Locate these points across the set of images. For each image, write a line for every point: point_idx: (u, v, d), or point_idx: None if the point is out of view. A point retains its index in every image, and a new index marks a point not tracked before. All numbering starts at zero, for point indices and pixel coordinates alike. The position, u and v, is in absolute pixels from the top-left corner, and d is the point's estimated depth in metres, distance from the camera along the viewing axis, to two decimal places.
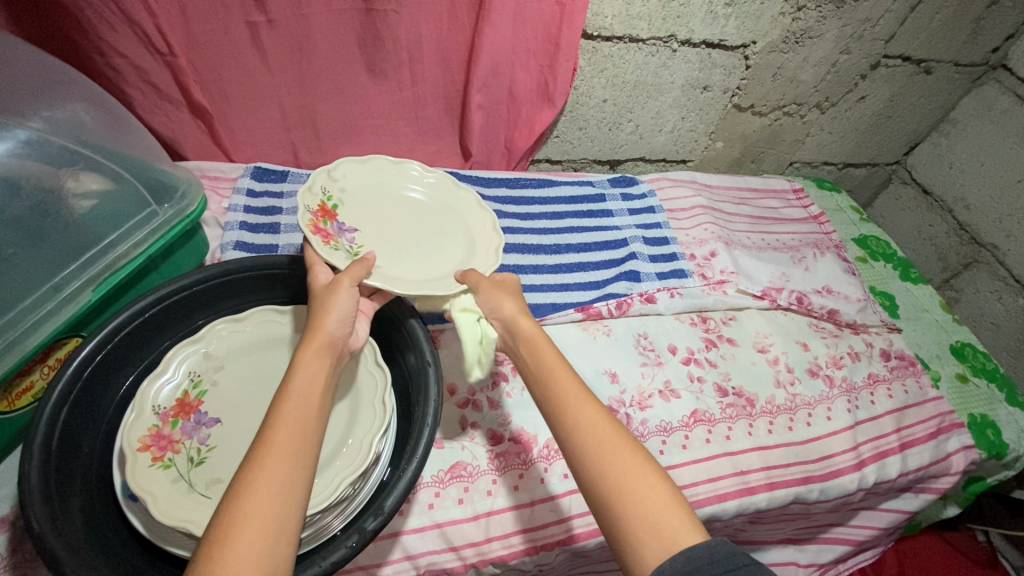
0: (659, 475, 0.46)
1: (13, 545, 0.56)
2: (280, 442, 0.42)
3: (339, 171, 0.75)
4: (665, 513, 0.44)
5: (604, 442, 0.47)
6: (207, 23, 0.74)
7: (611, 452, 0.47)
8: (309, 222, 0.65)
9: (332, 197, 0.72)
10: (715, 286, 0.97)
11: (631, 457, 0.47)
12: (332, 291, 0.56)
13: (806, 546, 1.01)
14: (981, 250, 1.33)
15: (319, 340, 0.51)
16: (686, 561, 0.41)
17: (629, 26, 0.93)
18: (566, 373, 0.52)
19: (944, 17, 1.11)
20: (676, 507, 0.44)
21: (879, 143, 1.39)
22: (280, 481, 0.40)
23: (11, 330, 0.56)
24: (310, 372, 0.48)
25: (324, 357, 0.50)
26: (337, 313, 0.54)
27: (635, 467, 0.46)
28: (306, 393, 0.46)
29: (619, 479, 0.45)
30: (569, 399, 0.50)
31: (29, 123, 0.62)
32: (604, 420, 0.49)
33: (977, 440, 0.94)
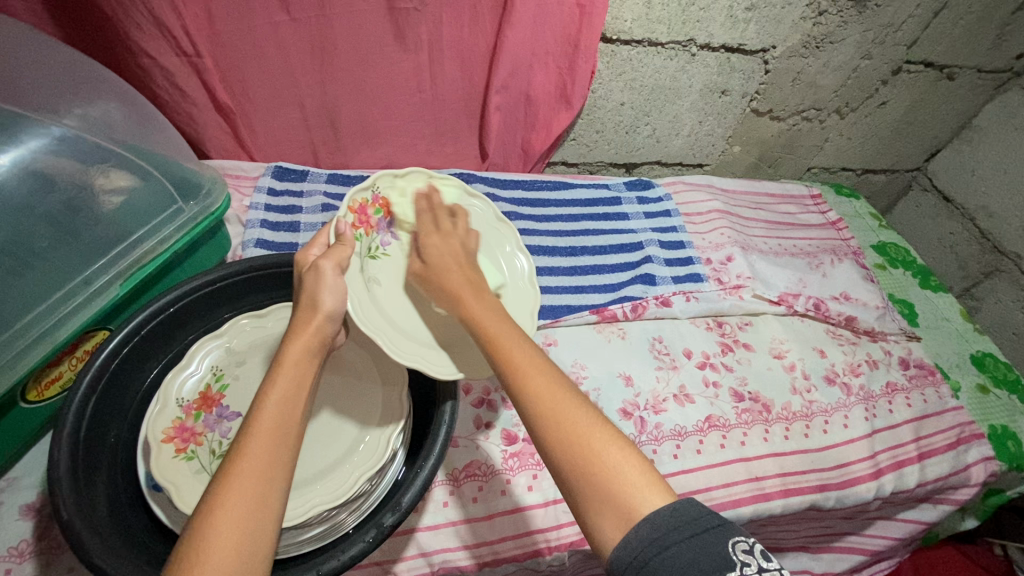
0: (612, 436, 0.46)
1: (40, 530, 0.57)
2: (262, 456, 0.42)
3: (440, 185, 0.72)
4: (618, 477, 0.44)
5: (556, 409, 0.47)
6: (232, 24, 0.76)
7: (565, 418, 0.47)
8: (358, 200, 0.65)
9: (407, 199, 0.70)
10: (731, 291, 0.96)
11: (587, 422, 0.47)
12: (318, 272, 0.55)
13: (821, 555, 1.00)
14: (1003, 259, 1.31)
15: (306, 337, 0.51)
16: (646, 531, 0.41)
17: (648, 29, 0.93)
18: (519, 347, 0.52)
19: (969, 23, 1.10)
20: (632, 467, 0.45)
21: (899, 149, 1.37)
22: (258, 498, 0.40)
23: (43, 321, 0.57)
24: (293, 377, 0.48)
25: (309, 359, 0.50)
26: (327, 295, 0.54)
27: (589, 434, 0.46)
28: (288, 399, 0.46)
29: (572, 447, 0.46)
30: (522, 373, 0.50)
31: (63, 119, 0.64)
32: (557, 392, 0.49)
33: (997, 452, 0.92)
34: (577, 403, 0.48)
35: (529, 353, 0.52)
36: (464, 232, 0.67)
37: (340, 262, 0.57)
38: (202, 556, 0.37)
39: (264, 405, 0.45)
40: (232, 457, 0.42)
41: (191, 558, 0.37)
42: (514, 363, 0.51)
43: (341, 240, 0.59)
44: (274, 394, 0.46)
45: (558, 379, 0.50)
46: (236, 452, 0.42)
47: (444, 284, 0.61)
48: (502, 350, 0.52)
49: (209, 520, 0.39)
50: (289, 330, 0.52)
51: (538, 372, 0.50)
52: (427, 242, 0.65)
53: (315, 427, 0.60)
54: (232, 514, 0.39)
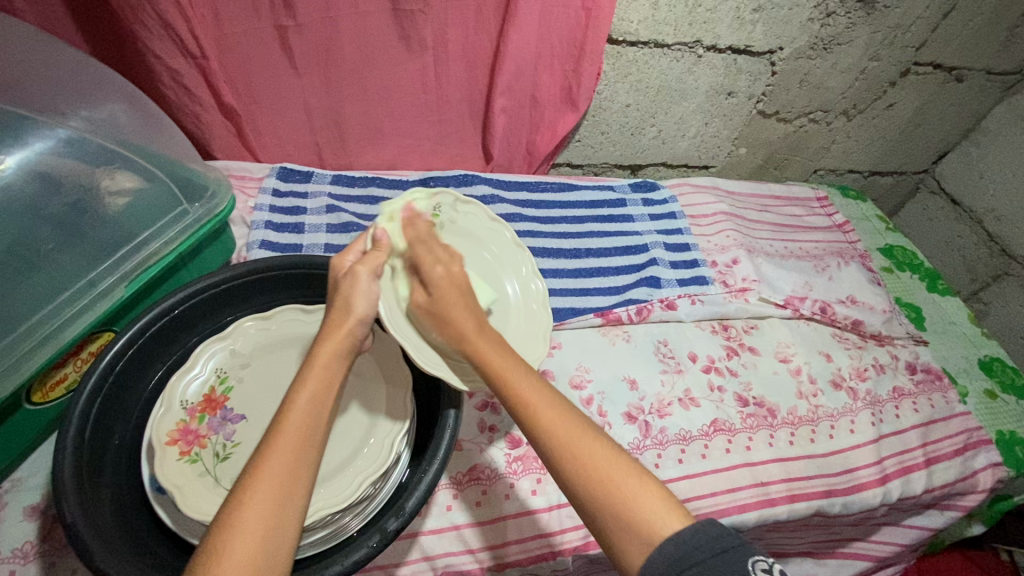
0: (627, 465, 0.46)
1: (44, 532, 0.57)
2: (289, 459, 0.42)
3: (468, 208, 0.68)
4: (638, 503, 0.44)
5: (573, 441, 0.47)
6: (238, 26, 0.76)
7: (581, 450, 0.46)
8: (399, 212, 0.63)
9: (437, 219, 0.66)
10: (737, 293, 0.96)
11: (600, 450, 0.46)
12: (354, 278, 0.54)
13: (825, 560, 1.00)
14: (1011, 263, 1.30)
15: (337, 339, 0.50)
16: (672, 552, 0.42)
17: (655, 31, 0.93)
18: (528, 380, 0.50)
19: (978, 25, 1.09)
20: (650, 493, 0.45)
21: (907, 151, 1.36)
22: (281, 499, 0.40)
23: (49, 323, 0.57)
24: (325, 378, 0.48)
25: (340, 361, 0.49)
26: (359, 300, 0.53)
27: (607, 463, 0.46)
28: (318, 401, 0.46)
29: (592, 477, 0.45)
30: (535, 407, 0.48)
31: (68, 122, 0.65)
32: (570, 421, 0.48)
33: (1005, 458, 0.92)
34: (588, 432, 0.48)
35: (538, 385, 0.50)
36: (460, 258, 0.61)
37: (376, 269, 0.55)
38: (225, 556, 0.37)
39: (296, 406, 0.45)
40: (259, 459, 0.42)
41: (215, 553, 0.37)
42: (527, 397, 0.49)
43: (377, 246, 0.57)
44: (304, 396, 0.45)
45: (562, 406, 0.49)
46: (262, 452, 0.42)
47: (451, 320, 0.56)
48: (511, 385, 0.50)
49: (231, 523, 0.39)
50: (321, 331, 0.51)
51: (550, 404, 0.49)
52: (433, 274, 0.58)
53: None
54: (256, 519, 0.39)
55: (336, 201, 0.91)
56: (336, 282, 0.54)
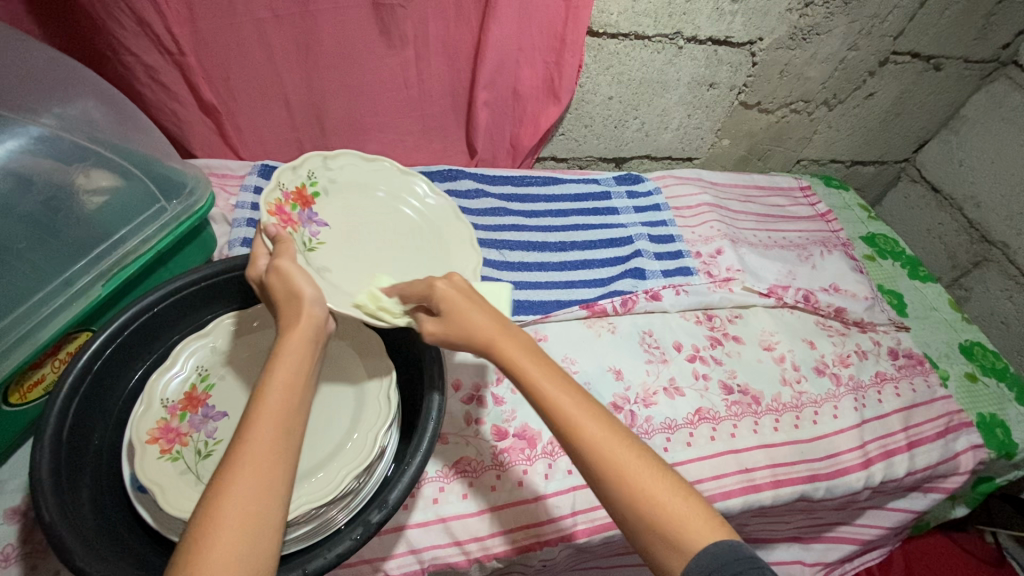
0: (674, 484, 0.45)
1: (25, 535, 0.57)
2: (267, 441, 0.41)
3: (338, 161, 0.72)
4: (680, 520, 0.43)
5: (615, 457, 0.45)
6: (214, 22, 0.75)
7: (624, 467, 0.44)
8: (273, 202, 0.63)
9: (317, 184, 0.70)
10: (721, 283, 0.96)
11: (642, 464, 0.45)
12: (280, 272, 0.53)
13: (812, 545, 1.01)
14: (991, 249, 1.32)
15: (300, 329, 0.49)
16: (712, 564, 0.41)
17: (635, 23, 0.93)
18: (570, 395, 0.47)
19: (954, 13, 1.10)
20: (697, 513, 0.44)
21: (887, 140, 1.38)
22: (262, 484, 0.39)
23: (23, 324, 0.57)
24: (294, 362, 0.46)
25: (307, 345, 0.48)
26: (303, 283, 0.52)
27: (648, 482, 0.44)
28: (291, 385, 0.44)
29: (634, 497, 0.44)
30: (574, 423, 0.46)
31: (41, 120, 0.64)
32: (614, 438, 0.46)
33: (986, 440, 0.93)
34: (631, 445, 0.46)
35: (582, 403, 0.47)
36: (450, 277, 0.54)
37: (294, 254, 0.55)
38: (205, 549, 0.36)
39: (269, 390, 0.43)
40: (233, 447, 0.40)
41: (193, 550, 0.36)
42: (566, 412, 0.46)
43: (277, 238, 0.56)
44: (277, 377, 0.44)
45: (608, 421, 0.47)
46: (239, 437, 0.41)
47: (468, 330, 0.50)
48: (548, 398, 0.47)
49: (214, 502, 0.38)
50: (281, 327, 0.49)
51: (594, 419, 0.46)
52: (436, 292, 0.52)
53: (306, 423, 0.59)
54: (233, 509, 0.37)
55: None
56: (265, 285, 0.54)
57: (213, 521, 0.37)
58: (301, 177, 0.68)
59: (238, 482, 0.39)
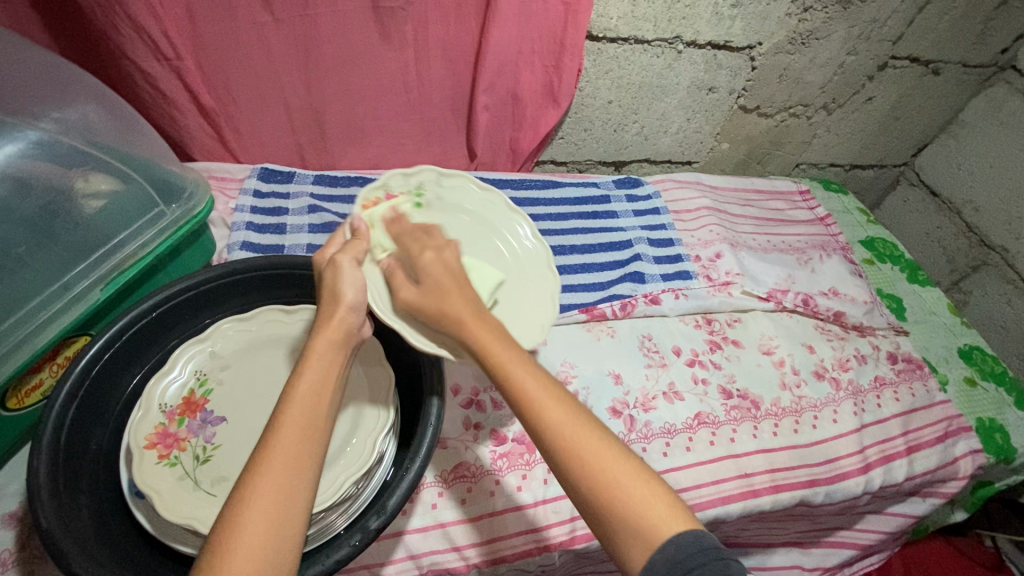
0: (634, 468, 0.45)
1: (22, 540, 0.57)
2: (292, 452, 0.41)
3: (453, 181, 0.70)
4: (637, 500, 0.43)
5: (569, 436, 0.45)
6: (213, 25, 0.75)
7: (579, 447, 0.45)
8: (370, 198, 0.64)
9: (423, 195, 0.67)
10: (720, 287, 0.97)
11: (595, 441, 0.45)
12: (335, 267, 0.53)
13: (811, 550, 1.01)
14: (990, 252, 1.32)
15: (330, 332, 0.49)
16: (672, 553, 0.41)
17: (634, 27, 0.93)
18: (527, 375, 0.48)
19: (953, 18, 1.11)
20: (657, 497, 0.44)
21: (886, 144, 1.38)
22: (289, 486, 0.39)
23: (22, 328, 0.57)
24: (321, 370, 0.46)
25: (336, 354, 0.48)
26: (347, 287, 0.52)
27: (611, 466, 0.44)
28: (316, 394, 0.44)
29: (592, 477, 0.44)
30: (540, 405, 0.46)
31: (39, 123, 0.65)
32: (577, 421, 0.46)
33: (985, 445, 0.93)
34: (587, 424, 0.46)
35: (540, 383, 0.48)
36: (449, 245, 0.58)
37: (357, 256, 0.55)
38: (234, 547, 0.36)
39: (293, 400, 0.43)
40: (264, 447, 0.41)
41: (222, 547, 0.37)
42: (533, 399, 0.47)
43: (356, 235, 0.57)
44: (303, 387, 0.44)
45: (572, 404, 0.47)
46: (264, 448, 0.41)
47: (445, 311, 0.52)
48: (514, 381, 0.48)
49: (236, 514, 0.38)
50: (314, 326, 0.49)
51: (557, 402, 0.47)
52: (422, 260, 0.56)
53: None
54: (261, 509, 0.38)
55: (319, 201, 0.90)
56: (319, 275, 0.54)
57: (235, 534, 0.37)
58: (408, 185, 0.68)
59: (259, 494, 0.38)
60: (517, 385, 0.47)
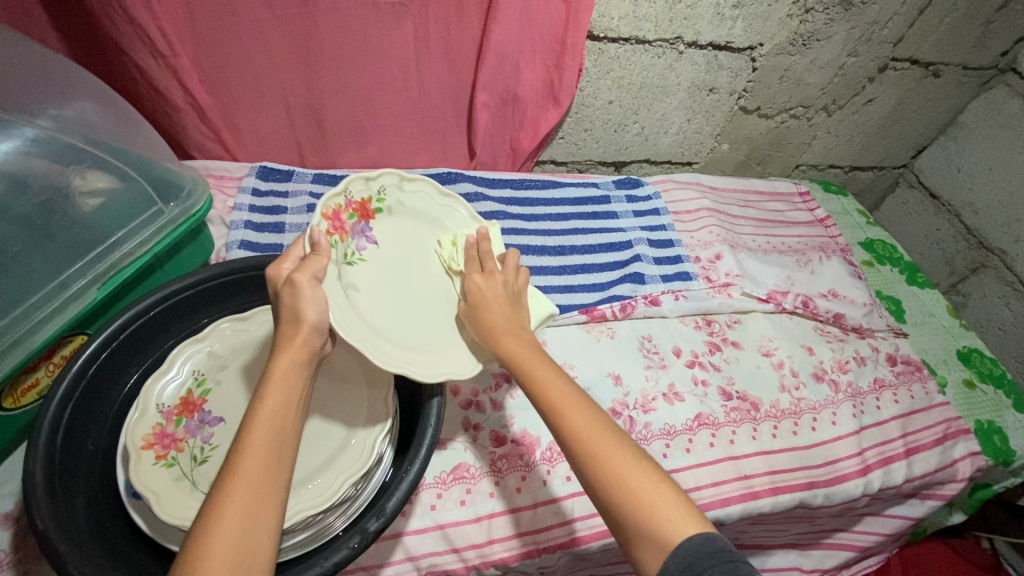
0: (647, 469, 0.46)
1: (17, 541, 0.56)
2: (258, 468, 0.41)
3: (414, 186, 0.69)
4: (650, 504, 0.44)
5: (596, 446, 0.47)
6: (212, 22, 0.75)
7: (604, 458, 0.46)
8: (331, 207, 0.59)
9: (385, 201, 0.66)
10: (720, 288, 0.96)
11: (620, 451, 0.46)
12: (293, 287, 0.50)
13: (810, 552, 1.01)
14: (989, 255, 1.32)
15: (294, 350, 0.48)
16: (684, 557, 0.41)
17: (636, 27, 0.93)
18: (562, 387, 0.51)
19: (954, 20, 1.11)
20: (669, 501, 0.44)
21: (886, 146, 1.38)
22: (255, 506, 0.39)
23: (17, 328, 0.56)
24: (286, 386, 0.46)
25: (301, 370, 0.48)
26: (309, 308, 0.50)
27: (625, 467, 0.45)
28: (279, 412, 0.44)
29: (616, 487, 0.45)
30: (561, 410, 0.49)
31: (37, 121, 0.64)
32: (597, 426, 0.48)
33: (984, 447, 0.93)
34: (617, 439, 0.47)
35: (573, 396, 0.50)
36: (513, 272, 0.63)
37: (316, 274, 0.52)
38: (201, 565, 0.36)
39: (256, 420, 0.43)
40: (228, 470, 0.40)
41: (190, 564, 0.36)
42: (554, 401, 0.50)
43: (316, 249, 0.54)
44: (266, 407, 0.44)
45: (597, 416, 0.49)
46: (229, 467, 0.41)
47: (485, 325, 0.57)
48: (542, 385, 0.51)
49: (204, 533, 0.37)
50: (276, 343, 0.49)
51: (580, 410, 0.49)
52: (473, 283, 0.61)
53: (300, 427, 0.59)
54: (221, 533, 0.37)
55: (318, 200, 0.90)
56: (277, 293, 0.51)
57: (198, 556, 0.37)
58: (370, 189, 0.64)
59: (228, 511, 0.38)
60: (544, 392, 0.50)
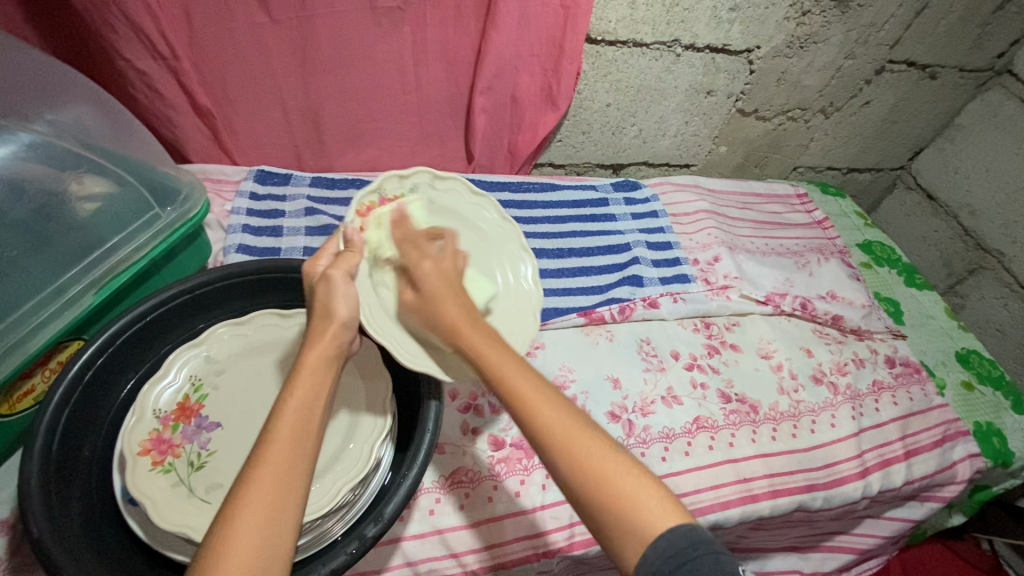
0: (624, 462, 0.44)
1: (12, 548, 0.56)
2: (282, 467, 0.40)
3: (446, 185, 0.68)
4: (628, 494, 0.43)
5: (569, 439, 0.45)
6: (209, 26, 0.75)
7: (580, 455, 0.44)
8: (365, 204, 0.64)
9: (417, 197, 0.67)
10: (718, 291, 0.96)
11: (591, 442, 0.45)
12: (328, 282, 0.53)
13: (809, 554, 1.00)
14: (987, 256, 1.33)
15: (323, 343, 0.49)
16: (665, 548, 0.41)
17: (633, 30, 0.93)
18: (530, 381, 0.48)
19: (950, 22, 1.11)
20: (645, 489, 0.43)
21: (883, 148, 1.38)
22: (279, 503, 0.39)
23: (14, 333, 0.56)
24: (314, 384, 0.46)
25: (327, 368, 0.48)
26: (340, 304, 0.51)
27: (597, 457, 0.44)
28: (307, 409, 0.43)
29: (589, 479, 0.43)
30: (526, 405, 0.47)
31: (33, 126, 0.63)
32: (567, 418, 0.46)
33: (983, 449, 0.93)
34: (588, 430, 0.46)
35: (538, 386, 0.48)
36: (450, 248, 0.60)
37: (349, 270, 0.54)
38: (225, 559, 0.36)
39: (283, 415, 0.43)
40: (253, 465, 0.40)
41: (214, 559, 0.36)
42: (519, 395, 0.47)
43: (349, 246, 0.56)
44: (293, 403, 0.43)
45: (564, 404, 0.47)
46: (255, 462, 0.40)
47: (440, 318, 0.54)
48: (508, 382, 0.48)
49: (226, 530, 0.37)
50: (305, 338, 0.49)
51: (551, 404, 0.47)
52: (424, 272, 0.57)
53: None
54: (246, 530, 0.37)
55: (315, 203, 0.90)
56: (313, 289, 0.53)
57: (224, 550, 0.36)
58: (403, 187, 0.67)
59: (249, 512, 0.38)
60: (509, 383, 0.48)
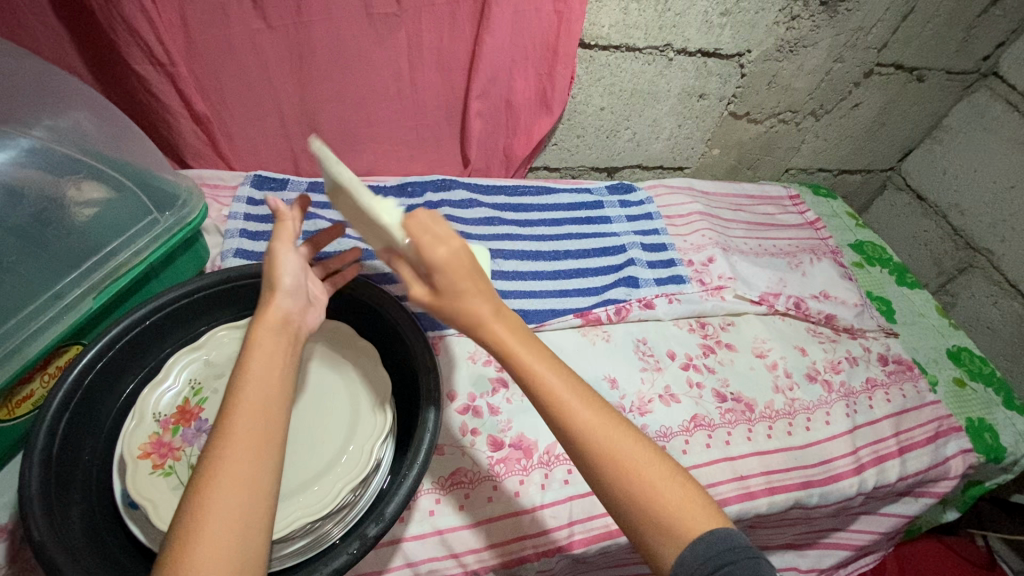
0: (664, 466, 0.46)
1: (13, 553, 0.56)
2: (247, 439, 0.39)
3: None
4: (669, 503, 0.44)
5: (612, 447, 0.45)
6: (206, 32, 0.75)
7: (617, 453, 0.45)
8: None
9: None
10: (713, 291, 0.97)
11: (629, 445, 0.46)
12: (272, 253, 0.51)
13: (806, 552, 1.01)
14: (976, 255, 1.35)
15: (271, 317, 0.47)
16: (705, 550, 0.42)
17: (626, 35, 0.94)
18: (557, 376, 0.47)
19: (937, 25, 1.13)
20: (684, 493, 0.45)
21: (873, 150, 1.40)
22: (251, 475, 0.38)
23: (12, 338, 0.55)
24: (270, 351, 0.44)
25: (279, 334, 0.46)
26: (285, 274, 0.50)
27: (640, 462, 0.45)
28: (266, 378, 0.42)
29: (628, 481, 0.44)
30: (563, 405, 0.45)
31: (33, 132, 0.65)
32: (607, 423, 0.46)
33: (975, 444, 0.94)
34: (626, 431, 0.46)
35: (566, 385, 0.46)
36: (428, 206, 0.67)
37: (291, 240, 0.53)
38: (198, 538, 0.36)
39: (243, 386, 0.41)
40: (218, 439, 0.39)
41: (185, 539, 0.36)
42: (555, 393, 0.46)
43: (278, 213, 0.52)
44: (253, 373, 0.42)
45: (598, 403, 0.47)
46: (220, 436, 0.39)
47: None
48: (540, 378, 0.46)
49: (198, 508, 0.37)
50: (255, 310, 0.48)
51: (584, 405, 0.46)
52: None
53: (298, 433, 0.59)
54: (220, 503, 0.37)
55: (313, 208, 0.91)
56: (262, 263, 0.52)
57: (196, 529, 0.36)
58: None
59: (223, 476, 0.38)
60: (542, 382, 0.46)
